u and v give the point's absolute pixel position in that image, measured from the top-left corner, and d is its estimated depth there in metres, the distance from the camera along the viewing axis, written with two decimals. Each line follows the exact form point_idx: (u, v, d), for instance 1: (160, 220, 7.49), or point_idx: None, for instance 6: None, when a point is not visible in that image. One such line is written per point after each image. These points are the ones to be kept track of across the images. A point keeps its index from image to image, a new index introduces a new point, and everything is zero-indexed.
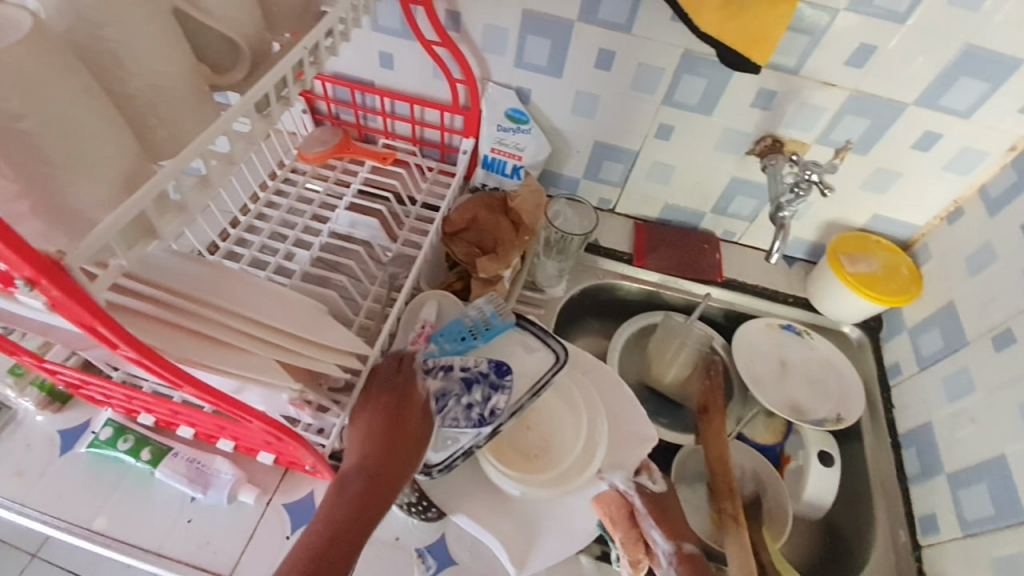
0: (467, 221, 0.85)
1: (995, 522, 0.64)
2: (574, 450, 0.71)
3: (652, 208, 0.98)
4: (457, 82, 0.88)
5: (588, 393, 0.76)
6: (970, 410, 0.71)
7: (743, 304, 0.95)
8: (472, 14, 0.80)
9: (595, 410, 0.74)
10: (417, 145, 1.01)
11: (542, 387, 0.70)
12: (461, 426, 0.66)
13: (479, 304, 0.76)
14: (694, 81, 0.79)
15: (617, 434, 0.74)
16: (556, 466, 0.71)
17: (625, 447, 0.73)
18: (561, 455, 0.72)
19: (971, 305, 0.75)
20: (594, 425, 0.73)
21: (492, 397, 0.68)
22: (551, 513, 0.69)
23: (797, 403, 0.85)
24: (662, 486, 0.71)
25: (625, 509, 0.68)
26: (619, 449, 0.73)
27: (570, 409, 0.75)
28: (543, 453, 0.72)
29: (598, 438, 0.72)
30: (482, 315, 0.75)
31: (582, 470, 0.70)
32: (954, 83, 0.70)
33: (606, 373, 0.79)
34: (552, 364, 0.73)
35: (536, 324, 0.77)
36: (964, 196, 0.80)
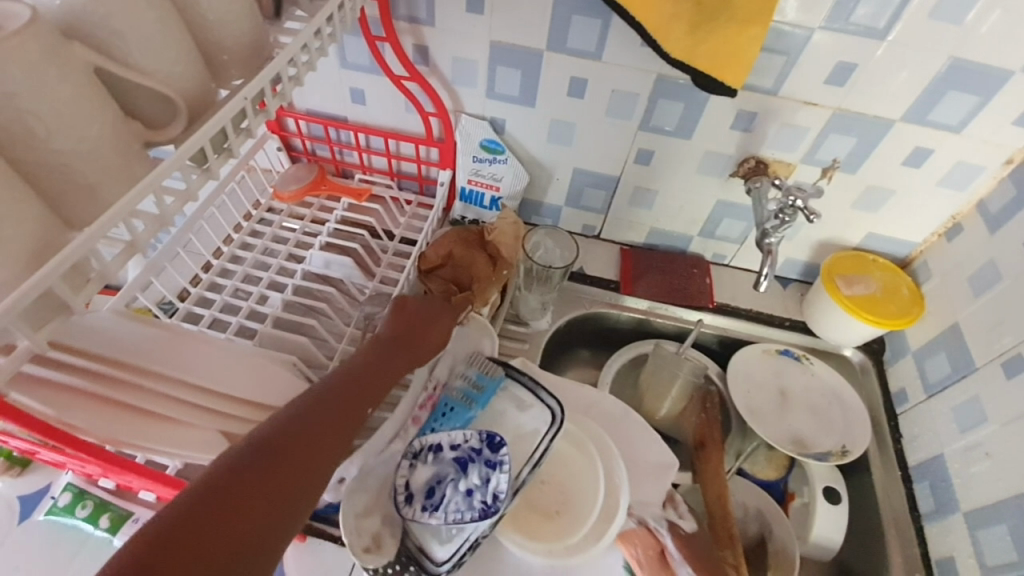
0: (443, 257, 0.79)
1: (1018, 569, 0.58)
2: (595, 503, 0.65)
3: (638, 233, 0.95)
4: (429, 116, 0.86)
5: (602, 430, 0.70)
6: (984, 444, 0.66)
7: (737, 330, 0.91)
8: (439, 47, 0.78)
9: (608, 454, 0.68)
10: (394, 178, 0.99)
11: (541, 458, 0.64)
12: (464, 517, 0.60)
13: (463, 372, 0.73)
14: (671, 105, 0.76)
15: (634, 470, 0.70)
16: (580, 523, 0.64)
17: (646, 480, 0.69)
18: (580, 507, 0.65)
19: (978, 328, 0.70)
20: (610, 468, 0.67)
21: (491, 479, 0.61)
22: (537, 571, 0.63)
23: (799, 435, 0.80)
24: (693, 526, 0.67)
25: (656, 548, 0.63)
26: (640, 483, 0.69)
27: (578, 451, 0.69)
28: (563, 508, 0.66)
29: (618, 481, 0.66)
30: (468, 383, 0.72)
31: (608, 521, 0.64)
32: (942, 98, 0.66)
33: (610, 405, 0.75)
34: (549, 426, 0.66)
35: (527, 375, 0.72)
36: (962, 211, 0.76)
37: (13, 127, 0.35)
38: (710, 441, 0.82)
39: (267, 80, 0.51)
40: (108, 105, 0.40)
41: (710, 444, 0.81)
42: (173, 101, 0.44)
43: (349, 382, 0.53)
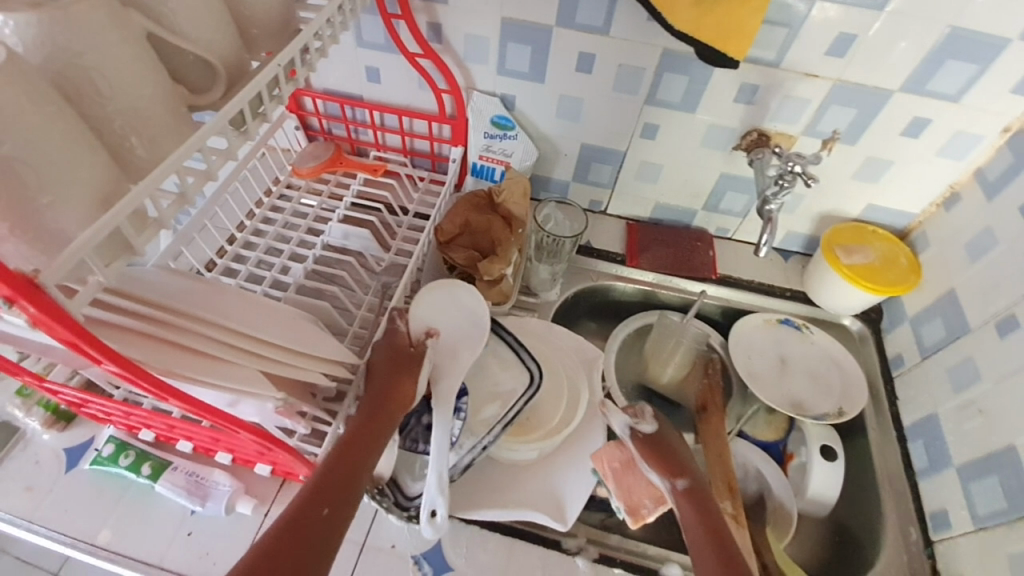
0: (459, 226, 0.83)
1: (1008, 515, 0.61)
2: (559, 420, 0.71)
3: (643, 208, 0.98)
4: (442, 92, 0.89)
5: (581, 375, 0.75)
6: (978, 401, 0.68)
7: (740, 301, 0.94)
8: (453, 25, 0.82)
9: (578, 392, 0.74)
10: (408, 156, 1.02)
11: (513, 417, 0.65)
12: (419, 448, 0.65)
13: None
14: (677, 79, 0.79)
15: (567, 368, 0.76)
16: (544, 425, 0.70)
17: (576, 374, 0.75)
18: (549, 419, 0.71)
19: (974, 292, 0.72)
20: (572, 411, 0.72)
21: None
22: (562, 462, 0.70)
23: (797, 398, 0.83)
24: (657, 426, 0.68)
25: (626, 457, 0.67)
26: (574, 378, 0.75)
27: (552, 378, 0.74)
28: (533, 418, 0.71)
29: (578, 394, 0.73)
30: None
31: (570, 420, 0.71)
32: (940, 67, 0.68)
33: (532, 322, 0.80)
34: (526, 388, 0.68)
35: (513, 333, 0.72)
36: (960, 180, 0.79)
37: (79, 84, 0.39)
38: (710, 406, 0.85)
39: (296, 50, 0.55)
40: (159, 68, 0.43)
41: (711, 409, 0.84)
42: (213, 67, 0.48)
43: (331, 482, 0.51)
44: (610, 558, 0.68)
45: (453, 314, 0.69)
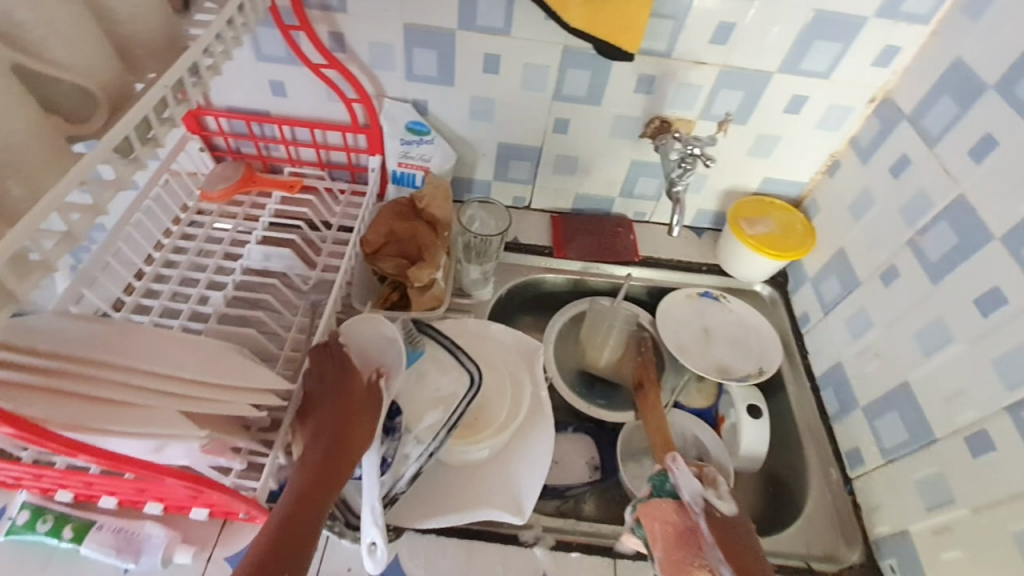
0: (384, 235, 0.82)
1: (911, 446, 0.65)
2: (504, 416, 0.72)
3: (565, 200, 1.01)
4: (352, 102, 0.88)
5: (521, 368, 0.77)
6: (874, 346, 0.74)
7: (663, 280, 0.99)
8: (354, 32, 0.81)
9: (521, 388, 0.75)
10: (325, 169, 1.00)
11: (457, 421, 0.66)
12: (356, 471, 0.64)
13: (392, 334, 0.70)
14: (579, 74, 0.82)
15: (507, 363, 0.77)
16: (492, 422, 0.71)
17: (516, 368, 0.77)
18: (495, 416, 0.71)
19: (860, 247, 0.79)
20: (517, 406, 0.73)
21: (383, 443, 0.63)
22: (516, 456, 0.71)
23: (722, 363, 0.89)
24: (735, 509, 0.65)
25: (685, 528, 0.63)
26: (517, 372, 0.76)
27: (494, 374, 0.75)
28: (480, 418, 0.71)
29: (521, 388, 0.75)
30: None
31: (515, 413, 0.72)
32: (810, 48, 0.75)
33: (468, 321, 0.81)
34: (468, 390, 0.68)
35: (448, 335, 0.71)
36: (839, 150, 0.86)
37: None
38: (647, 382, 0.88)
39: (183, 69, 0.53)
40: (30, 100, 0.41)
41: (647, 386, 0.88)
42: (92, 93, 0.45)
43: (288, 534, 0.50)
44: (567, 543, 0.69)
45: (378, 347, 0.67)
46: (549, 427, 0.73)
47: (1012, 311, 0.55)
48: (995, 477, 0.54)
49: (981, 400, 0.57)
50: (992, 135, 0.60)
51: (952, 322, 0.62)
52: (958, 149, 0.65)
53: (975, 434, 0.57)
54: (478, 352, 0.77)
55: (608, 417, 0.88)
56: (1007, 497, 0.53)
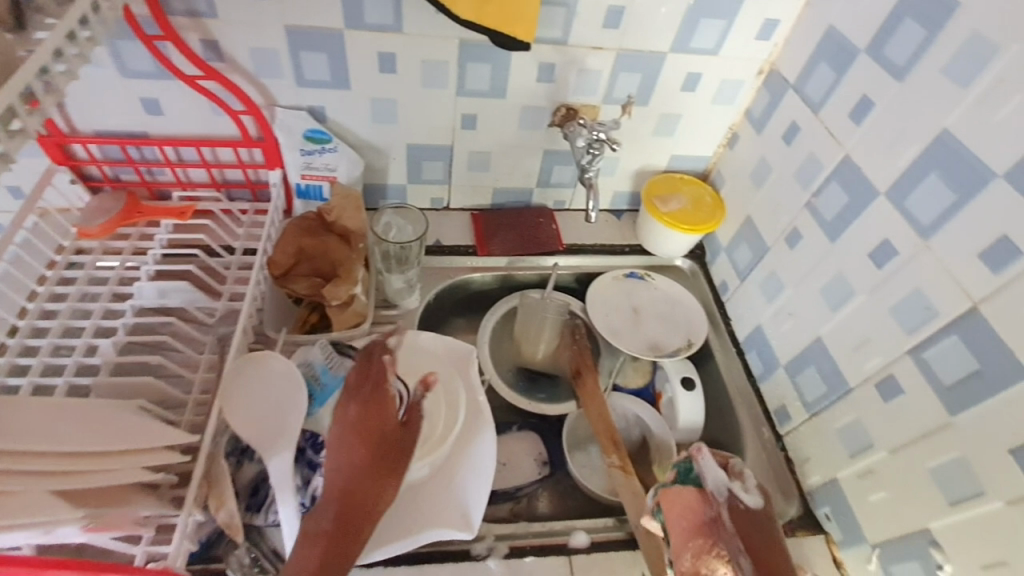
0: (293, 254, 0.76)
1: (830, 397, 0.69)
2: (442, 428, 0.68)
3: (483, 196, 0.99)
4: (239, 114, 0.81)
5: (453, 375, 0.74)
6: (786, 306, 0.78)
7: (590, 266, 1.00)
8: (230, 39, 0.74)
9: (455, 396, 0.72)
10: (221, 189, 0.92)
11: (389, 446, 0.59)
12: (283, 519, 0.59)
13: (309, 361, 0.66)
14: (480, 67, 0.80)
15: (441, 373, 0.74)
16: (429, 436, 0.67)
17: (450, 376, 0.74)
18: (431, 429, 0.68)
19: (763, 214, 0.83)
20: (453, 415, 0.70)
21: (311, 480, 0.59)
22: (459, 467, 0.68)
23: (654, 340, 0.91)
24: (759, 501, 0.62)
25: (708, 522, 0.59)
26: (451, 380, 0.73)
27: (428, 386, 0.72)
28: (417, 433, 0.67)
29: (457, 395, 0.72)
30: (310, 373, 0.65)
31: (452, 423, 0.69)
32: (698, 26, 0.77)
33: (395, 335, 0.77)
34: (397, 410, 0.61)
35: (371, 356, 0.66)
36: (735, 122, 0.89)
37: None
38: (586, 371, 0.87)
39: (13, 94, 0.45)
40: None
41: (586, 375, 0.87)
42: None
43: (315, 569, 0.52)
44: (520, 549, 0.69)
45: (265, 388, 0.62)
46: (491, 431, 0.71)
47: (899, 261, 0.59)
48: (902, 417, 0.58)
49: (885, 346, 0.61)
50: (868, 96, 0.63)
51: (850, 276, 0.66)
52: (840, 113, 0.68)
53: (884, 380, 0.61)
54: (409, 367, 0.74)
55: (550, 410, 0.88)
56: (915, 437, 0.57)
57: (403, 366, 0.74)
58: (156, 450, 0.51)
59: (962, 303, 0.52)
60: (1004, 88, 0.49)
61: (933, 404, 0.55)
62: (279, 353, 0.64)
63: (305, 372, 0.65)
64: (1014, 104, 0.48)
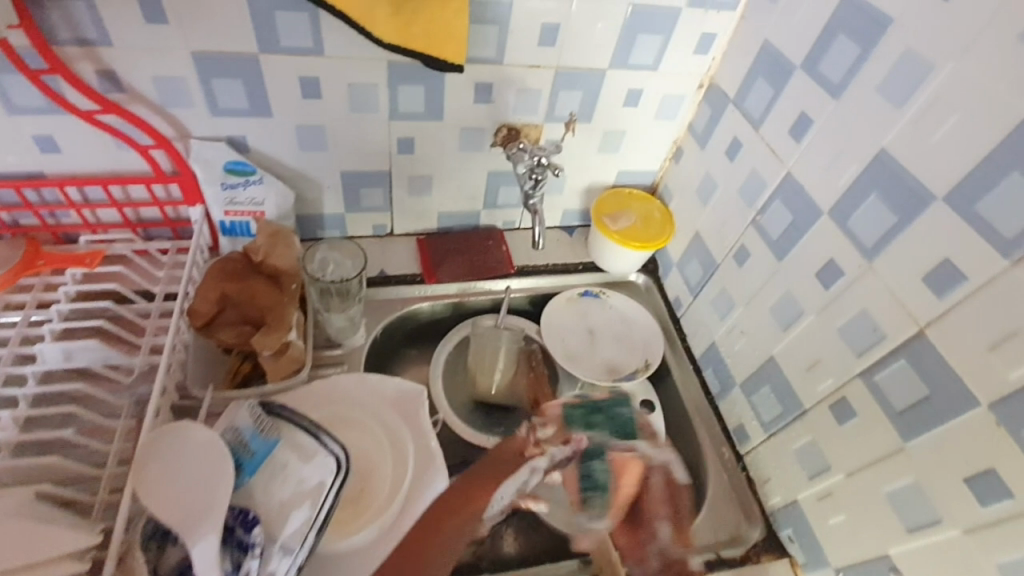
0: (217, 302, 0.69)
1: (785, 417, 0.68)
2: (390, 485, 0.65)
3: (428, 221, 0.94)
4: (148, 150, 0.74)
5: (399, 423, 0.69)
6: (738, 324, 0.77)
7: (543, 287, 0.97)
8: (129, 69, 0.67)
9: (402, 447, 0.68)
10: (136, 229, 0.83)
11: (326, 519, 0.55)
12: None
13: (235, 426, 0.60)
14: (412, 90, 0.75)
15: (388, 422, 0.69)
16: (378, 496, 0.64)
17: (398, 425, 0.69)
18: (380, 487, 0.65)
19: (711, 230, 0.82)
20: (402, 470, 0.66)
21: (243, 565, 0.52)
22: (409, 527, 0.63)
23: (611, 362, 0.89)
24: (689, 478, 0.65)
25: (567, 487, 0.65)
26: (399, 429, 0.69)
27: (375, 438, 0.68)
28: (366, 490, 0.65)
29: (405, 447, 0.68)
30: (239, 439, 0.59)
31: (401, 479, 0.65)
32: (635, 42, 0.74)
33: (337, 381, 0.72)
34: (334, 478, 0.57)
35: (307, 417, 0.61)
36: (679, 136, 0.88)
37: None
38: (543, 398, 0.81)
39: None
40: None
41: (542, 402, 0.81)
42: None
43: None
44: None
45: (184, 463, 0.56)
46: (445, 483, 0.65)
47: (845, 282, 0.58)
48: (857, 441, 0.58)
49: (836, 368, 0.60)
50: (807, 114, 0.62)
51: (799, 295, 0.65)
52: (780, 129, 0.67)
53: (837, 403, 0.60)
54: (353, 416, 0.70)
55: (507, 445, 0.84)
56: (870, 461, 0.56)
57: (349, 416, 0.70)
58: (49, 560, 0.50)
59: (910, 327, 0.51)
60: (939, 109, 0.48)
61: (887, 429, 0.54)
62: (198, 423, 0.58)
63: (233, 439, 0.59)
64: (950, 126, 0.47)
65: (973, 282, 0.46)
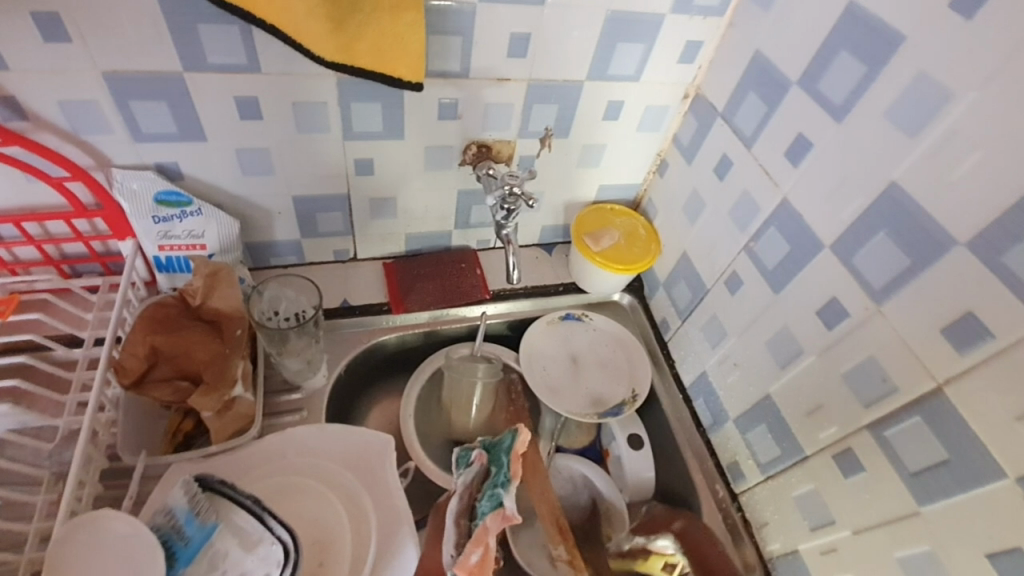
0: (145, 356, 0.61)
1: (784, 460, 0.63)
2: (353, 555, 0.58)
3: (394, 244, 0.87)
4: (63, 182, 0.64)
5: (362, 483, 0.62)
6: (731, 355, 0.71)
7: (521, 311, 0.90)
8: (28, 92, 0.57)
9: (365, 512, 0.61)
10: (61, 266, 0.74)
11: None
12: None
13: (169, 505, 0.52)
14: (367, 108, 0.67)
15: (350, 481, 0.63)
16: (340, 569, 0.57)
17: (361, 485, 0.62)
18: (342, 558, 0.58)
19: (700, 252, 0.76)
20: (365, 537, 0.59)
21: None
22: None
23: (596, 394, 0.82)
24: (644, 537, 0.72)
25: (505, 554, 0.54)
26: (362, 489, 0.62)
27: (335, 502, 0.61)
28: (325, 565, 0.57)
29: (368, 511, 0.61)
30: (171, 523, 0.51)
31: (365, 548, 0.58)
32: (615, 51, 0.67)
33: (292, 436, 0.65)
34: (280, 571, 0.49)
35: (251, 495, 0.52)
36: (664, 148, 0.81)
37: None
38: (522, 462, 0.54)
39: None
40: None
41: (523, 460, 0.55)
42: None
43: None
44: None
45: (105, 560, 0.48)
46: (411, 550, 0.58)
47: (851, 323, 0.53)
48: (868, 498, 0.53)
49: (840, 416, 0.55)
50: (805, 135, 0.56)
51: (798, 333, 0.60)
52: (774, 150, 0.61)
53: (842, 453, 0.55)
54: (314, 476, 0.63)
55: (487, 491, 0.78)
56: (882, 520, 0.52)
57: (307, 476, 0.63)
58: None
59: (926, 382, 0.47)
60: (960, 142, 0.43)
61: (903, 487, 0.49)
62: (123, 509, 0.50)
63: (166, 523, 0.51)
64: (974, 163, 0.42)
65: (1001, 341, 0.41)
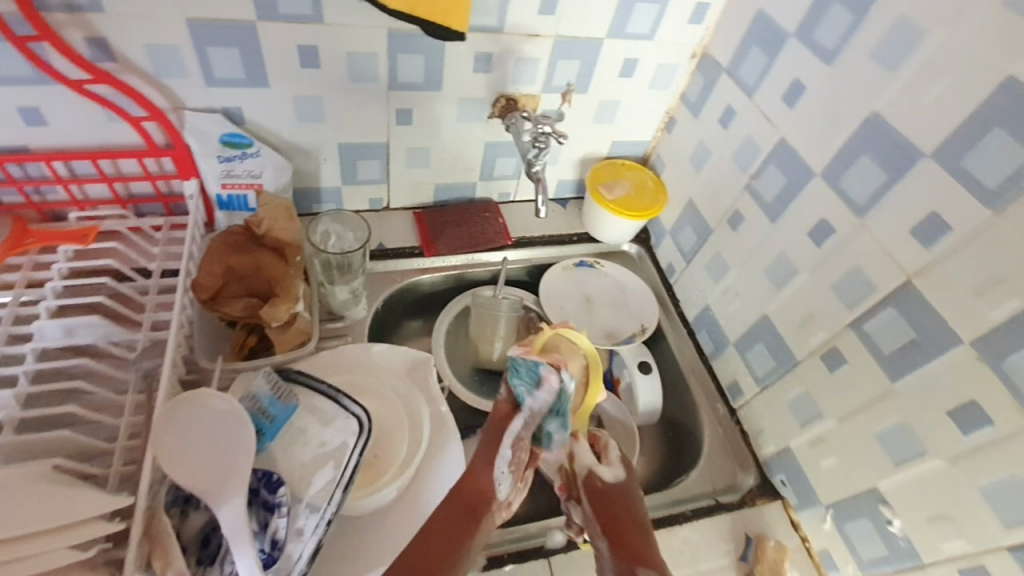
0: (220, 275, 0.69)
1: (778, 371, 0.73)
2: (407, 449, 0.66)
3: (424, 194, 0.95)
4: (141, 121, 0.72)
5: (412, 390, 0.71)
6: (732, 286, 0.80)
7: (540, 258, 0.98)
8: (120, 36, 0.65)
9: (416, 411, 0.69)
10: (127, 205, 0.81)
11: (351, 476, 0.57)
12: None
13: (254, 392, 0.61)
14: (412, 58, 0.75)
15: (399, 387, 0.71)
16: (396, 459, 0.65)
17: (410, 392, 0.71)
18: (395, 449, 0.66)
19: (704, 196, 0.85)
20: (417, 433, 0.67)
21: (269, 523, 0.54)
22: (427, 483, 0.66)
23: (608, 328, 0.91)
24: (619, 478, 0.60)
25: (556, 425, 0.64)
26: (409, 396, 0.70)
27: (388, 405, 0.69)
28: (380, 455, 0.66)
29: (418, 413, 0.69)
30: (255, 407, 0.60)
31: (416, 442, 0.67)
32: (633, 11, 0.76)
33: (348, 351, 0.74)
34: (356, 438, 0.59)
35: (327, 381, 0.64)
36: (672, 106, 0.90)
37: None
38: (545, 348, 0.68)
39: None
40: None
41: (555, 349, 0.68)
42: None
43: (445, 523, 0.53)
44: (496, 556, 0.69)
45: (204, 430, 0.56)
46: (456, 444, 0.68)
47: (838, 239, 0.62)
48: (851, 387, 0.62)
49: (828, 321, 0.64)
50: (800, 80, 0.65)
51: (792, 255, 0.69)
52: (774, 96, 0.69)
53: (829, 352, 0.64)
54: (367, 384, 0.71)
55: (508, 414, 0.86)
56: (862, 405, 0.61)
57: (360, 385, 0.71)
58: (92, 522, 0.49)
59: (899, 278, 0.56)
60: (929, 72, 0.51)
61: (879, 372, 0.59)
62: (218, 390, 0.59)
63: (251, 407, 0.60)
64: (942, 88, 0.51)
65: (958, 233, 0.50)
